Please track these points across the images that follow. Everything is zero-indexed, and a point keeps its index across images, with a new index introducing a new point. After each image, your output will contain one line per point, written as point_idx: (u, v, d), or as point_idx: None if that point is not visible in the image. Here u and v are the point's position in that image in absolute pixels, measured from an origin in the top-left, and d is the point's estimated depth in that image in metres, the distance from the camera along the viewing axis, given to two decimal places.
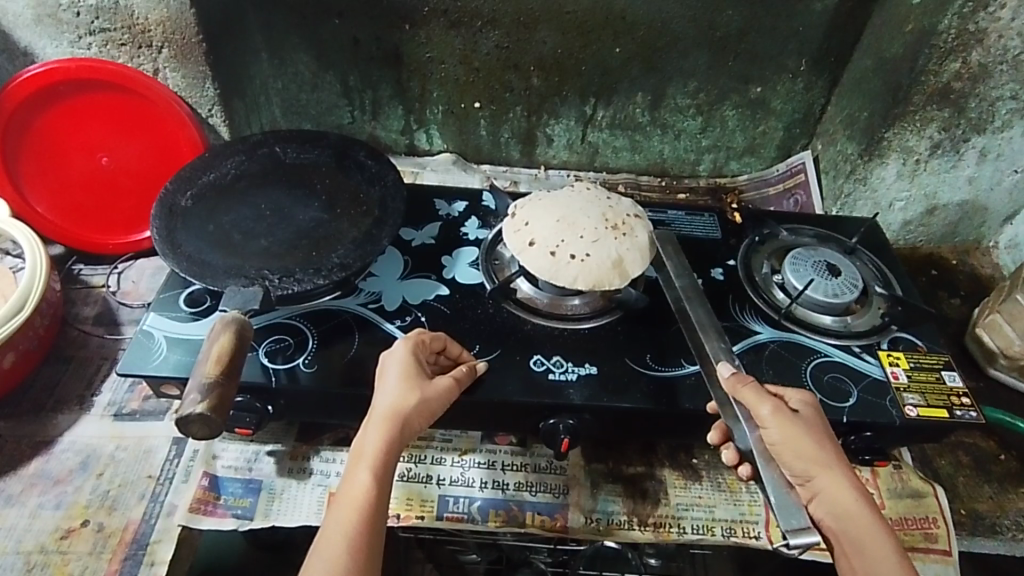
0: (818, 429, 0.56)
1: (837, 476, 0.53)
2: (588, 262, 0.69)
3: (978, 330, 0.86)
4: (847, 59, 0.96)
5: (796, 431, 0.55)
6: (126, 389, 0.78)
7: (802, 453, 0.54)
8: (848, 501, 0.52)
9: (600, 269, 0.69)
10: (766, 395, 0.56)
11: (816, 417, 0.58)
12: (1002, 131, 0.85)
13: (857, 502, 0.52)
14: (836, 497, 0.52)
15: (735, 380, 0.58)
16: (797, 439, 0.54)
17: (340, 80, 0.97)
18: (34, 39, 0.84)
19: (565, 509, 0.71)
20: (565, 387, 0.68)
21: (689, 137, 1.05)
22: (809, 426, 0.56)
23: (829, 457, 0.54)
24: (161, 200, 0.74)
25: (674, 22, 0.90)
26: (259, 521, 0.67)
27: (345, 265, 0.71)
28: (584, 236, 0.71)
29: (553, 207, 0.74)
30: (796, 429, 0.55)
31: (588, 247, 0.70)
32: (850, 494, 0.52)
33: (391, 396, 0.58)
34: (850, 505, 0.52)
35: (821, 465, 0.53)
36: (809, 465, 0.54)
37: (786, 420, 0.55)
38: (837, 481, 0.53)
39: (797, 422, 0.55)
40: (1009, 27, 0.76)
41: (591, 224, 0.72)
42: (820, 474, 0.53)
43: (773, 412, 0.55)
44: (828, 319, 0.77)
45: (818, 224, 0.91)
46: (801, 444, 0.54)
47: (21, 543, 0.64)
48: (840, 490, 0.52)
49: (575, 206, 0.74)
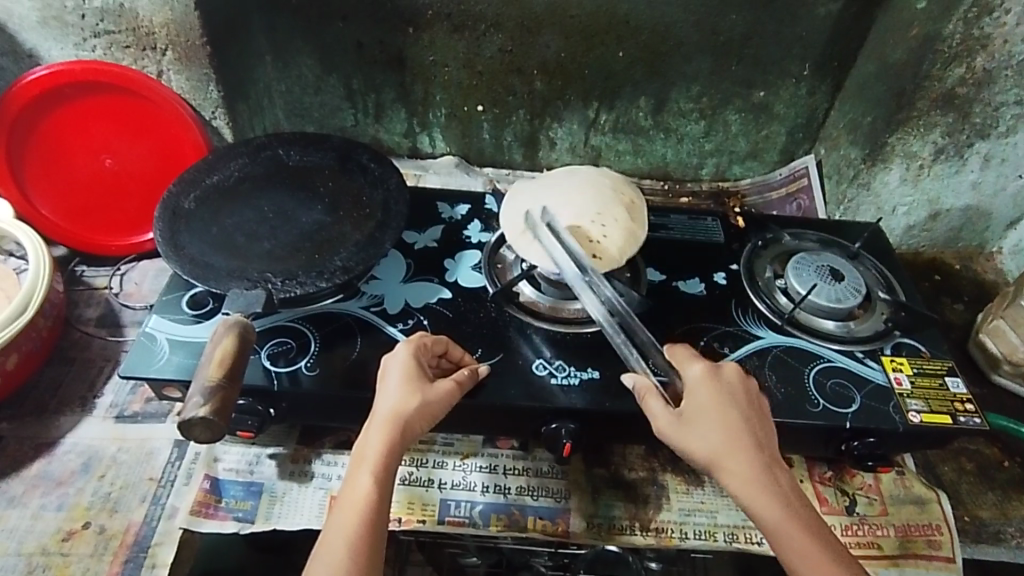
0: (706, 417, 0.56)
1: (730, 472, 0.54)
2: (607, 238, 0.74)
3: (982, 335, 0.86)
4: (851, 64, 0.96)
5: (675, 435, 0.57)
6: (127, 390, 0.78)
7: (692, 455, 0.56)
8: (744, 495, 0.53)
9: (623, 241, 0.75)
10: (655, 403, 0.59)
11: (707, 396, 0.57)
12: (1007, 136, 0.84)
13: (750, 486, 0.53)
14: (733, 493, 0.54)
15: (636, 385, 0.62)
16: (686, 436, 0.56)
17: (343, 82, 0.98)
18: (39, 41, 0.84)
19: (567, 514, 0.70)
20: (567, 391, 0.67)
21: (692, 141, 1.05)
22: (694, 422, 0.56)
23: (717, 453, 0.55)
24: (165, 203, 0.74)
25: (678, 25, 0.90)
26: (260, 524, 0.67)
27: (348, 268, 0.71)
28: (594, 217, 0.75)
29: (544, 197, 0.78)
30: (677, 434, 0.56)
31: (602, 224, 0.75)
32: (742, 487, 0.53)
33: (392, 400, 0.58)
34: (746, 490, 0.53)
35: (711, 465, 0.55)
36: (705, 463, 0.55)
37: (673, 421, 0.57)
38: (731, 472, 0.54)
39: (682, 425, 0.57)
40: (1014, 33, 0.76)
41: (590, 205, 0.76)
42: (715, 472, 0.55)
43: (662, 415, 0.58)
44: (831, 324, 0.76)
45: (822, 229, 0.90)
46: (691, 448, 0.56)
47: (22, 544, 0.64)
48: (735, 480, 0.54)
49: (565, 190, 0.78)
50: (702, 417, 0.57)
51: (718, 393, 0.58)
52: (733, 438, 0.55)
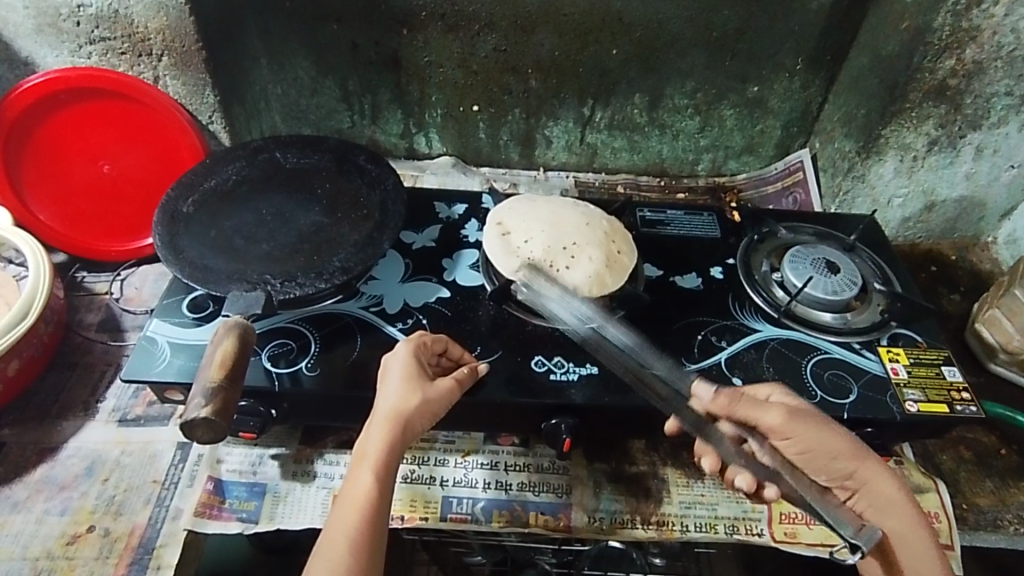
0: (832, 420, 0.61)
1: (874, 468, 0.59)
2: (573, 269, 0.74)
3: (978, 325, 0.87)
4: (844, 58, 0.96)
5: (816, 428, 0.59)
6: (129, 394, 0.78)
7: (827, 451, 0.59)
8: (890, 490, 0.58)
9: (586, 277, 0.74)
10: (769, 404, 0.60)
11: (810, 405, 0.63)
12: (999, 127, 0.85)
13: (897, 491, 0.59)
14: (879, 487, 0.59)
15: (733, 397, 0.62)
16: (823, 436, 0.59)
17: (339, 84, 0.98)
18: (34, 48, 0.84)
19: (569, 509, 0.71)
20: (566, 387, 0.68)
21: (688, 137, 1.05)
22: (826, 420, 0.60)
23: (860, 449, 0.59)
24: (163, 207, 0.75)
25: (670, 22, 0.91)
26: (263, 524, 0.68)
27: (346, 268, 0.71)
28: (570, 249, 0.75)
29: (537, 214, 0.79)
30: (813, 430, 0.59)
31: (575, 258, 0.75)
32: (886, 481, 0.59)
33: (392, 398, 0.58)
34: (893, 495, 0.58)
35: (855, 458, 0.59)
36: (850, 461, 0.59)
37: (806, 418, 0.59)
38: (875, 474, 0.59)
39: (814, 420, 0.60)
40: (1003, 24, 0.76)
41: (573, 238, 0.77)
42: (858, 467, 0.59)
43: (788, 417, 0.59)
44: (828, 316, 0.77)
45: (818, 222, 0.91)
46: (829, 440, 0.59)
47: (27, 549, 0.65)
48: (877, 482, 0.59)
49: (555, 217, 0.79)
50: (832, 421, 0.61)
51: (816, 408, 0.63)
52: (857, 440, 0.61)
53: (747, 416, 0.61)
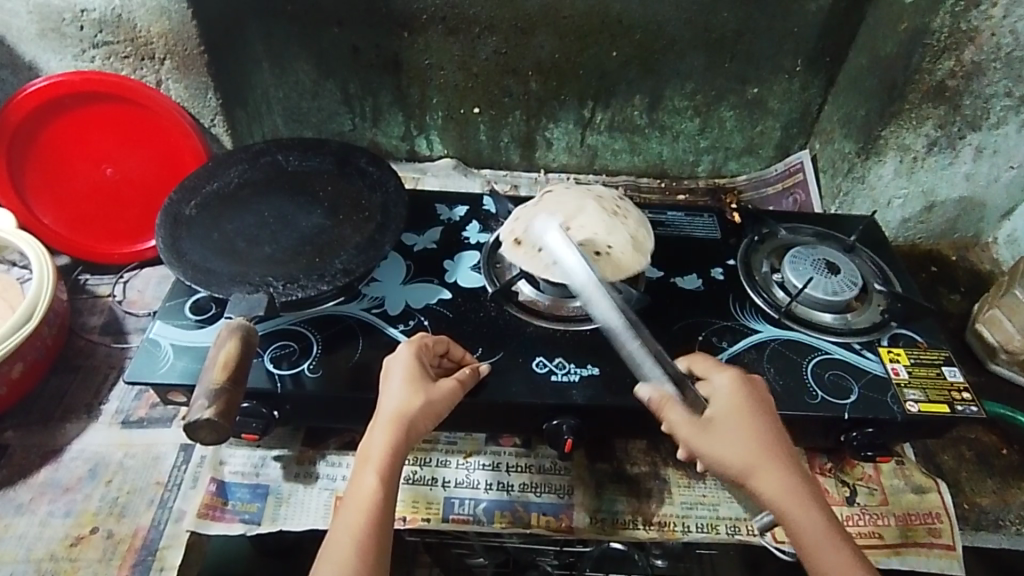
0: (738, 421, 0.57)
1: (766, 475, 0.54)
2: (613, 253, 0.75)
3: (979, 325, 0.87)
4: (843, 59, 0.96)
5: (710, 435, 0.57)
6: (132, 397, 0.78)
7: (719, 458, 0.56)
8: (787, 489, 0.54)
9: (626, 256, 0.75)
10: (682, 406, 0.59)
11: (741, 401, 0.59)
12: (997, 127, 0.84)
13: (797, 488, 0.54)
14: (770, 487, 0.54)
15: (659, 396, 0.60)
16: (715, 443, 0.56)
17: (340, 87, 0.98)
18: (38, 53, 0.85)
19: (570, 510, 0.71)
20: (568, 387, 0.68)
21: (688, 138, 1.06)
22: (732, 425, 0.57)
23: (760, 447, 0.56)
24: (166, 210, 0.75)
25: (669, 24, 0.91)
26: (266, 525, 0.68)
27: (348, 270, 0.72)
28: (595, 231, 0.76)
29: (541, 216, 0.78)
30: (709, 437, 0.57)
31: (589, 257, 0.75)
32: (783, 480, 0.54)
33: (395, 400, 0.58)
34: (790, 492, 0.54)
35: (744, 466, 0.55)
36: (742, 465, 0.55)
37: (700, 432, 0.57)
38: (770, 473, 0.54)
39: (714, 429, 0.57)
40: (1001, 25, 0.77)
41: (599, 222, 0.77)
42: (748, 472, 0.55)
43: (687, 426, 0.58)
44: (829, 317, 0.77)
45: (818, 223, 0.91)
46: (724, 447, 0.56)
47: (31, 551, 0.65)
48: (773, 481, 0.54)
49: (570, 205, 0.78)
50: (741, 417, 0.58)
51: (751, 398, 0.59)
52: (768, 433, 0.57)
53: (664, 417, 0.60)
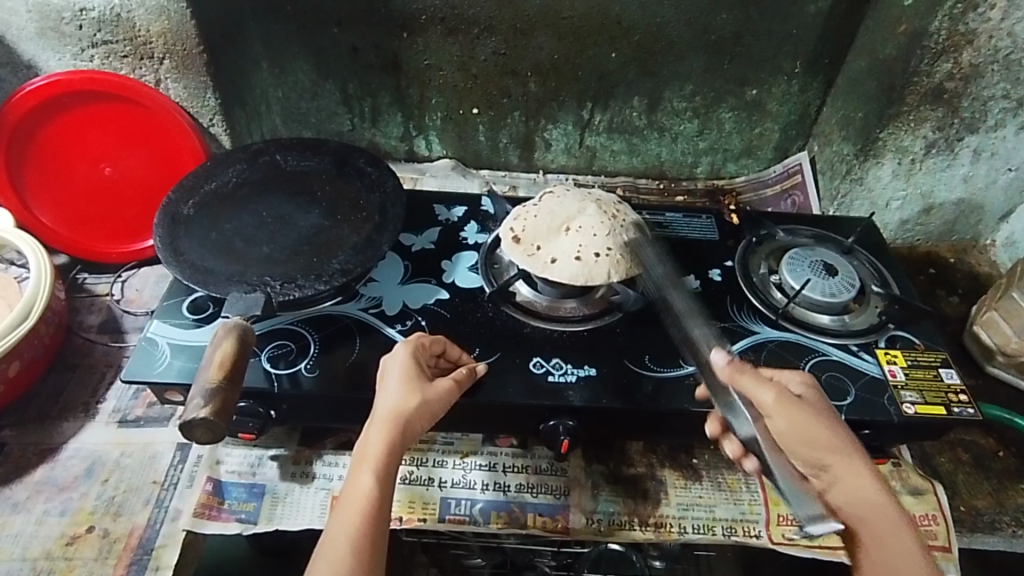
0: (826, 412, 0.58)
1: (856, 466, 0.55)
2: (614, 255, 0.74)
3: (976, 327, 0.87)
4: (842, 61, 0.96)
5: (802, 412, 0.57)
6: (130, 396, 0.78)
7: (810, 437, 0.56)
8: (868, 488, 0.53)
9: (626, 259, 0.74)
10: (766, 382, 0.58)
11: (820, 398, 0.60)
12: (996, 130, 0.85)
13: (878, 492, 0.53)
14: (853, 481, 0.54)
15: (733, 370, 0.59)
16: (803, 425, 0.56)
17: (340, 87, 0.99)
18: (37, 52, 0.85)
19: (567, 510, 0.71)
20: (565, 388, 0.68)
21: (686, 139, 1.06)
22: (818, 411, 0.58)
23: (846, 443, 0.56)
24: (164, 209, 0.75)
25: (668, 25, 0.91)
26: (263, 525, 0.68)
27: (346, 270, 0.72)
28: (596, 233, 0.75)
29: (541, 217, 0.77)
30: (801, 415, 0.57)
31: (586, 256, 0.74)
32: (867, 479, 0.54)
33: (392, 400, 0.58)
34: (870, 492, 0.53)
35: (834, 450, 0.55)
36: (832, 452, 0.55)
37: (788, 406, 0.57)
38: (855, 469, 0.55)
39: (802, 409, 0.57)
40: (1000, 28, 0.77)
41: (600, 225, 0.75)
42: (838, 460, 0.55)
43: (776, 400, 0.57)
44: (827, 319, 0.77)
45: (816, 225, 0.91)
46: (811, 430, 0.56)
47: (27, 549, 0.65)
48: (855, 475, 0.54)
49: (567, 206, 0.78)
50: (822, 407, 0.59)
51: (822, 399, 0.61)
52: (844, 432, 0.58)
53: (742, 390, 0.59)
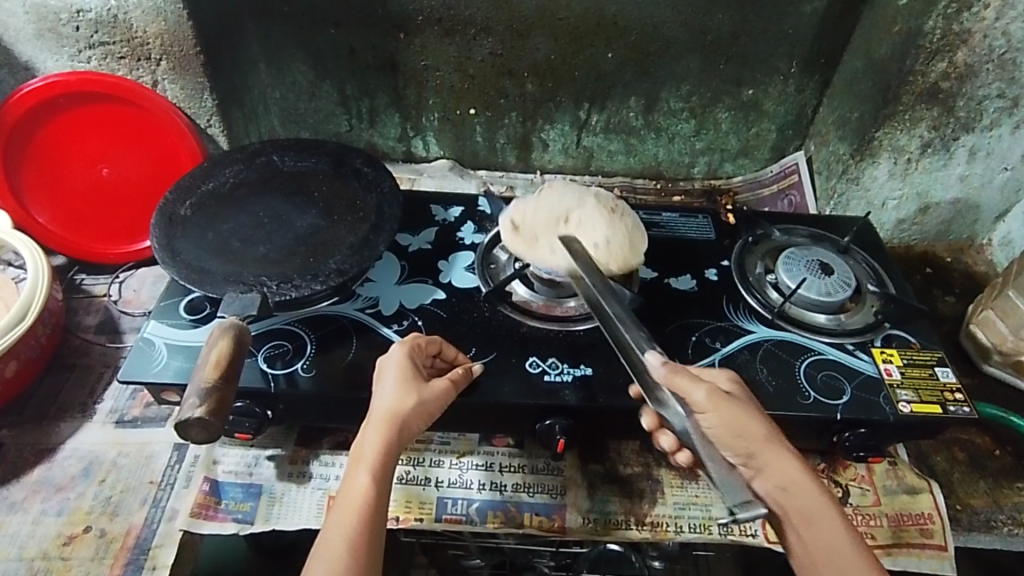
0: (754, 405, 0.58)
1: (782, 452, 0.55)
2: (611, 247, 0.76)
3: (972, 326, 0.87)
4: (838, 61, 0.97)
5: (734, 408, 0.56)
6: (127, 396, 0.79)
7: (740, 430, 0.55)
8: (796, 472, 0.54)
9: (623, 250, 0.76)
10: (699, 380, 0.56)
11: (745, 394, 0.60)
12: (991, 129, 0.85)
13: (803, 472, 0.55)
14: (783, 468, 0.54)
15: (668, 369, 0.56)
16: (734, 416, 0.55)
17: (337, 88, 0.99)
18: (34, 53, 0.85)
19: (563, 510, 0.71)
20: (561, 388, 0.68)
21: (683, 140, 1.06)
22: (744, 404, 0.57)
23: (768, 430, 0.56)
24: (161, 210, 0.76)
25: (664, 26, 0.92)
26: (259, 525, 0.68)
27: (342, 270, 0.72)
28: (593, 226, 0.77)
29: (541, 210, 0.80)
30: (732, 408, 0.56)
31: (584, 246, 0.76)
32: (792, 463, 0.55)
33: (388, 400, 0.58)
34: (796, 475, 0.54)
35: (765, 439, 0.55)
36: (752, 443, 0.55)
37: (720, 401, 0.55)
38: (783, 456, 0.55)
39: (731, 401, 0.56)
40: (994, 27, 0.77)
41: (598, 220, 0.78)
42: (766, 450, 0.55)
43: (709, 396, 0.55)
44: (823, 318, 0.77)
45: (813, 224, 0.91)
46: (741, 420, 0.55)
47: (24, 549, 0.65)
48: (782, 461, 0.55)
49: (565, 199, 0.80)
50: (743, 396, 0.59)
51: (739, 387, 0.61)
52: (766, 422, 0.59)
53: (676, 390, 0.56)
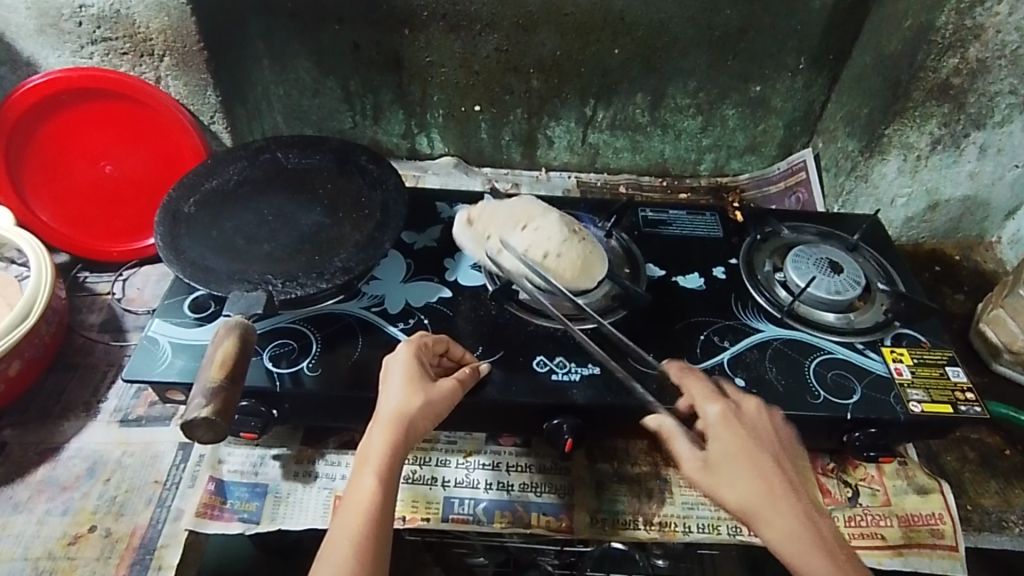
0: (744, 456, 0.54)
1: (777, 510, 0.52)
2: (562, 259, 0.73)
3: (982, 325, 0.86)
4: (846, 57, 0.96)
5: (717, 479, 0.55)
6: (131, 395, 0.78)
7: (728, 500, 0.54)
8: (791, 531, 0.51)
9: (575, 265, 0.73)
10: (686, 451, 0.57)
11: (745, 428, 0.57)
12: (1003, 126, 0.84)
13: (798, 528, 0.51)
14: (777, 528, 0.52)
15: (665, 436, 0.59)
16: (720, 486, 0.55)
17: (341, 85, 0.98)
18: (36, 49, 0.84)
19: (571, 510, 0.71)
20: (568, 387, 0.68)
21: (690, 137, 1.05)
22: (733, 463, 0.55)
23: (758, 489, 0.53)
24: (165, 207, 0.75)
25: (672, 21, 0.91)
26: (265, 525, 0.67)
27: (348, 268, 0.71)
28: (548, 233, 0.75)
29: (502, 214, 0.79)
30: (716, 480, 0.55)
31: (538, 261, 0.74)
32: (787, 521, 0.52)
33: (395, 400, 0.58)
34: (789, 535, 0.51)
35: (753, 500, 0.53)
36: (741, 507, 0.53)
37: (705, 474, 0.56)
38: (775, 516, 0.52)
39: (716, 471, 0.55)
40: (1007, 22, 0.76)
41: (556, 228, 0.75)
42: (757, 513, 0.52)
43: (696, 470, 0.56)
44: (832, 317, 0.76)
45: (821, 222, 0.90)
46: (730, 488, 0.54)
47: (28, 549, 0.65)
48: (777, 521, 0.52)
49: (532, 205, 0.78)
50: (739, 453, 0.55)
51: (752, 431, 0.57)
52: (776, 473, 0.54)
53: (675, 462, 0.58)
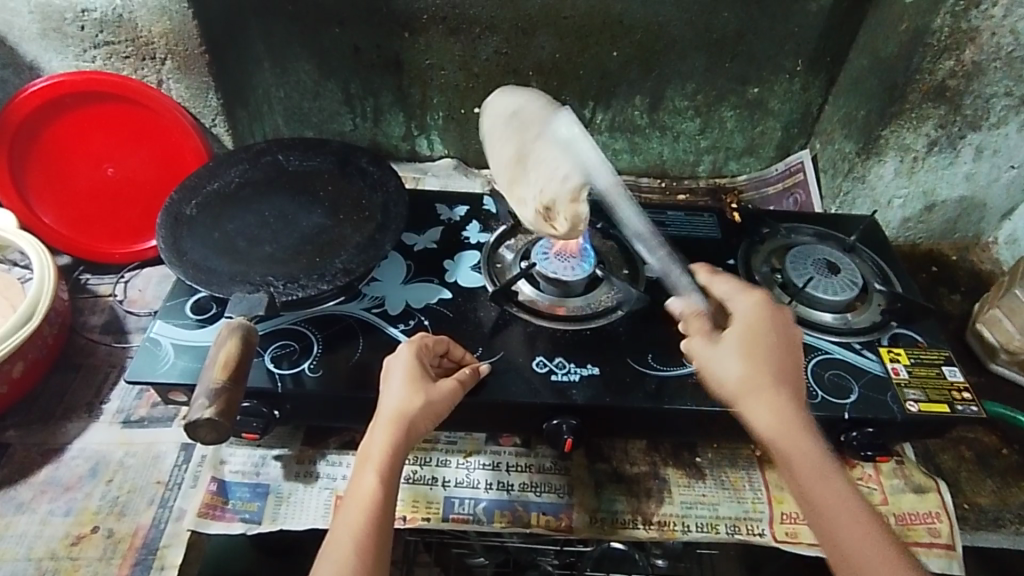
0: (747, 353, 0.61)
1: (766, 398, 0.59)
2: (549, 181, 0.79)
3: (979, 325, 0.87)
4: (844, 59, 0.96)
5: (721, 364, 0.62)
6: (133, 396, 0.79)
7: (730, 379, 0.61)
8: (778, 418, 0.58)
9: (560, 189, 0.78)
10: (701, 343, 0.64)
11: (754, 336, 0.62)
12: (998, 127, 0.85)
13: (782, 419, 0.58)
14: (762, 415, 0.58)
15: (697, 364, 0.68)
16: (721, 369, 0.62)
17: (341, 87, 0.99)
18: (39, 53, 0.85)
19: (570, 509, 0.71)
20: (568, 387, 0.68)
21: (688, 138, 1.06)
22: (739, 357, 0.61)
23: (755, 378, 0.60)
24: (166, 209, 0.76)
25: (671, 24, 0.91)
26: (266, 524, 0.68)
27: (349, 270, 0.72)
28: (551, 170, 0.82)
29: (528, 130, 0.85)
30: (720, 364, 0.62)
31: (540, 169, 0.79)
32: (772, 410, 0.58)
33: (395, 400, 0.58)
34: (771, 422, 0.58)
35: (747, 389, 0.60)
36: (734, 391, 0.60)
37: (714, 359, 0.63)
38: (762, 403, 0.59)
39: (723, 357, 0.62)
40: (1002, 25, 0.77)
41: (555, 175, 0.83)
42: (746, 399, 0.59)
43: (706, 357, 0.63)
44: (829, 317, 0.77)
45: (818, 223, 0.91)
46: (728, 373, 0.61)
47: (32, 549, 0.65)
48: (763, 407, 0.58)
49: None
50: (745, 352, 0.61)
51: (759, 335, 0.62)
52: (778, 376, 0.60)
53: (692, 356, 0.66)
